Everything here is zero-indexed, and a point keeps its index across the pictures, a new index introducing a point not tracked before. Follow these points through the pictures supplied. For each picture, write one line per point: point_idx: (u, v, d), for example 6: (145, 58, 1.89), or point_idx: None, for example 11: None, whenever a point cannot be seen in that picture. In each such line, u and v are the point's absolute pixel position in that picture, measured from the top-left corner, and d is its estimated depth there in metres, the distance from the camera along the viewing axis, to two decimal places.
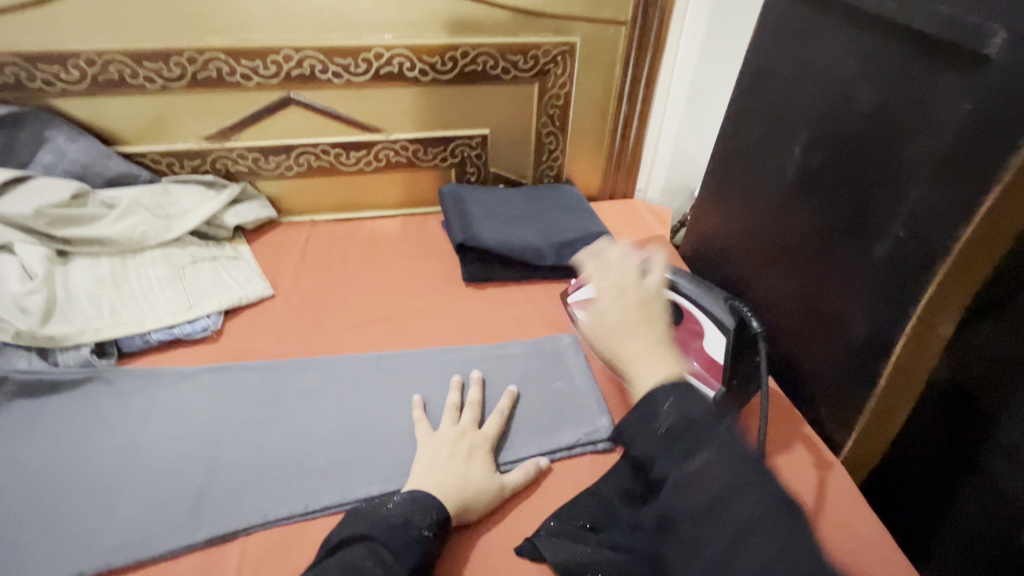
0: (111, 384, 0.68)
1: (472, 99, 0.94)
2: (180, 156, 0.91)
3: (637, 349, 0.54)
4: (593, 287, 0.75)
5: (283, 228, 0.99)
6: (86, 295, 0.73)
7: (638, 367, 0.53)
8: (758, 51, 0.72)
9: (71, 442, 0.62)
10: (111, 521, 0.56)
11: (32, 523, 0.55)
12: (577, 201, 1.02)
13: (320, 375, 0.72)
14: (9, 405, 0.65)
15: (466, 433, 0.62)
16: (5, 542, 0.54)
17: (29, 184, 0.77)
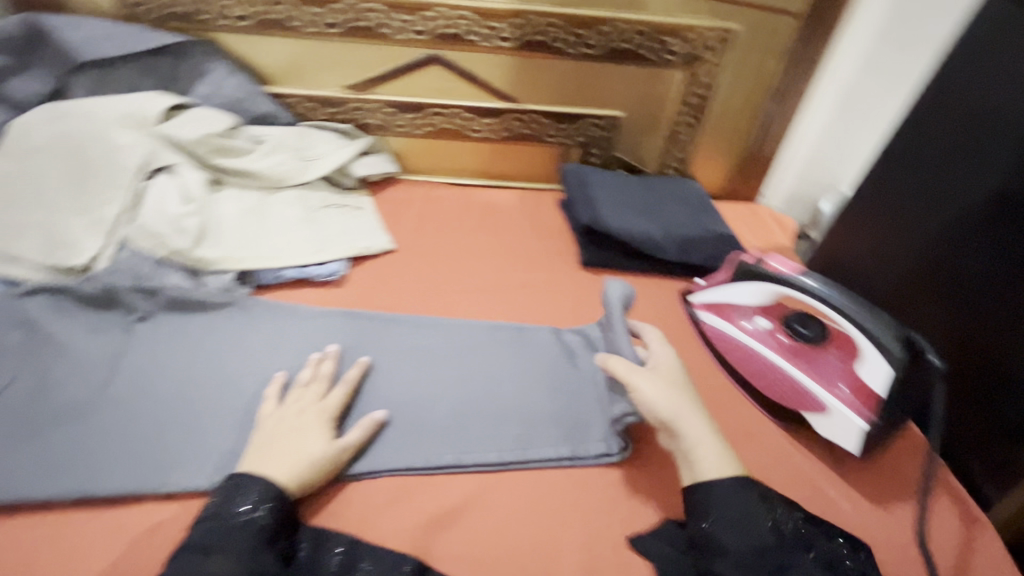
0: (246, 313, 0.71)
1: (612, 78, 0.91)
2: (320, 102, 0.93)
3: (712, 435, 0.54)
4: (726, 289, 0.71)
5: (402, 185, 1.00)
6: (232, 224, 0.76)
7: (710, 455, 0.53)
8: (949, 66, 0.66)
9: (212, 360, 0.66)
10: (245, 439, 0.60)
11: (178, 428, 0.60)
12: (699, 197, 0.98)
13: (437, 335, 0.72)
14: (158, 317, 0.69)
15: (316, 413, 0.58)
16: (156, 441, 0.59)
17: (192, 112, 0.81)
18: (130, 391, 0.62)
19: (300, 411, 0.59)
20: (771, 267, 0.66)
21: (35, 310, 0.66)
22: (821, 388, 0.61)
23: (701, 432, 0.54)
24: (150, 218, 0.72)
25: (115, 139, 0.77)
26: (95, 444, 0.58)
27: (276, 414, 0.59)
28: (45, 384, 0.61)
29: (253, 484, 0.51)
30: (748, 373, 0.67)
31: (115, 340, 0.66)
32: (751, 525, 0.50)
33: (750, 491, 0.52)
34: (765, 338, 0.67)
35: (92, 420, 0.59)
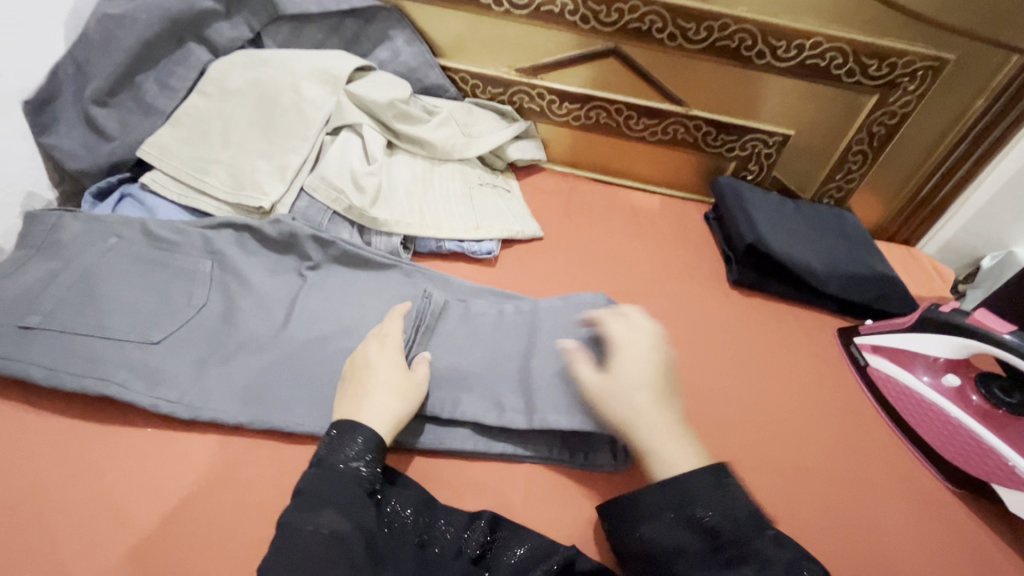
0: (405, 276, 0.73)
1: (794, 96, 0.86)
2: (486, 81, 0.93)
3: (650, 395, 0.52)
4: (912, 337, 0.67)
5: (547, 174, 1.00)
6: (402, 189, 0.78)
7: (634, 424, 0.51)
8: None
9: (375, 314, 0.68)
10: None
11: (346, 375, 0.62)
12: (858, 230, 0.92)
13: (559, 316, 0.66)
14: (327, 267, 0.71)
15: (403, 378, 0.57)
16: (327, 387, 0.61)
17: (374, 76, 0.84)
18: (303, 334, 0.65)
19: (629, 386, 0.52)
20: (983, 323, 0.61)
21: (222, 242, 0.71)
22: (1022, 458, 0.57)
23: (652, 395, 0.52)
24: (332, 172, 0.74)
25: (306, 92, 0.80)
26: (274, 379, 0.61)
27: (632, 393, 0.52)
28: (231, 313, 0.65)
29: (358, 435, 0.50)
30: (931, 431, 0.63)
31: (289, 281, 0.70)
32: (699, 518, 0.44)
33: (709, 475, 0.46)
34: (951, 395, 0.64)
35: (271, 356, 0.63)
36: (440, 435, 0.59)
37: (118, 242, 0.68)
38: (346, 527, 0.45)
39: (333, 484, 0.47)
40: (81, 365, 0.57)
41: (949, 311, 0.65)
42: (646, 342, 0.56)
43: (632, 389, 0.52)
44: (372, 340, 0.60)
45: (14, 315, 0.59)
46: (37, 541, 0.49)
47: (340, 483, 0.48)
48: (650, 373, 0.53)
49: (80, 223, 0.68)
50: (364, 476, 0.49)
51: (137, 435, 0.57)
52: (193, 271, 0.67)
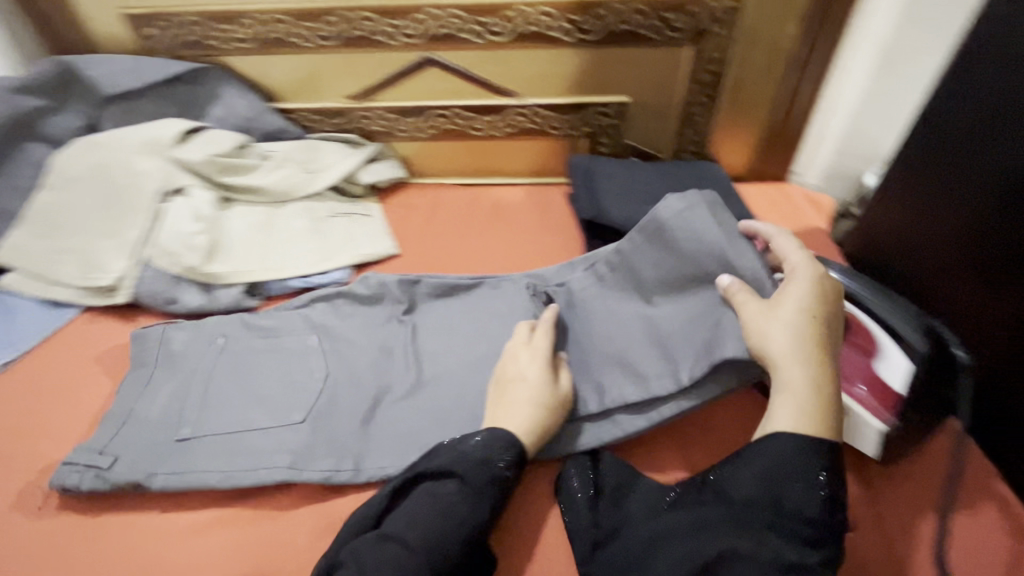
0: (498, 288, 0.76)
1: (613, 63, 0.87)
2: (326, 114, 0.95)
3: (779, 321, 0.55)
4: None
5: (411, 189, 1.00)
6: (240, 239, 0.80)
7: (780, 360, 0.54)
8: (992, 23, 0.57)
9: (471, 332, 0.73)
10: (286, 442, 0.65)
11: (218, 426, 0.66)
12: (718, 176, 0.93)
13: (648, 257, 0.67)
14: (422, 306, 0.77)
15: (520, 376, 0.63)
16: (198, 444, 0.65)
17: (204, 134, 0.86)
18: (178, 397, 0.68)
19: (792, 320, 0.55)
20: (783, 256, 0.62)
21: (318, 315, 0.76)
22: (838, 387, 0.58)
23: (788, 342, 0.54)
24: (166, 238, 0.76)
25: (137, 166, 0.82)
26: (153, 446, 0.65)
27: (797, 334, 0.54)
28: (154, 390, 0.69)
29: (501, 445, 0.57)
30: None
31: (461, 345, 0.72)
32: (788, 489, 0.50)
33: (803, 443, 0.51)
34: None
35: (148, 424, 0.66)
36: (592, 432, 0.64)
37: (226, 340, 0.72)
38: (479, 516, 0.54)
39: (477, 474, 0.55)
40: (223, 462, 0.63)
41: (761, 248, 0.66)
42: (804, 279, 0.57)
43: (790, 325, 0.54)
44: (522, 348, 0.66)
45: (167, 431, 0.66)
46: None
47: (482, 473, 0.55)
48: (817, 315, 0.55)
49: (185, 332, 0.73)
50: (506, 479, 0.56)
51: (250, 512, 0.63)
52: (301, 346, 0.73)
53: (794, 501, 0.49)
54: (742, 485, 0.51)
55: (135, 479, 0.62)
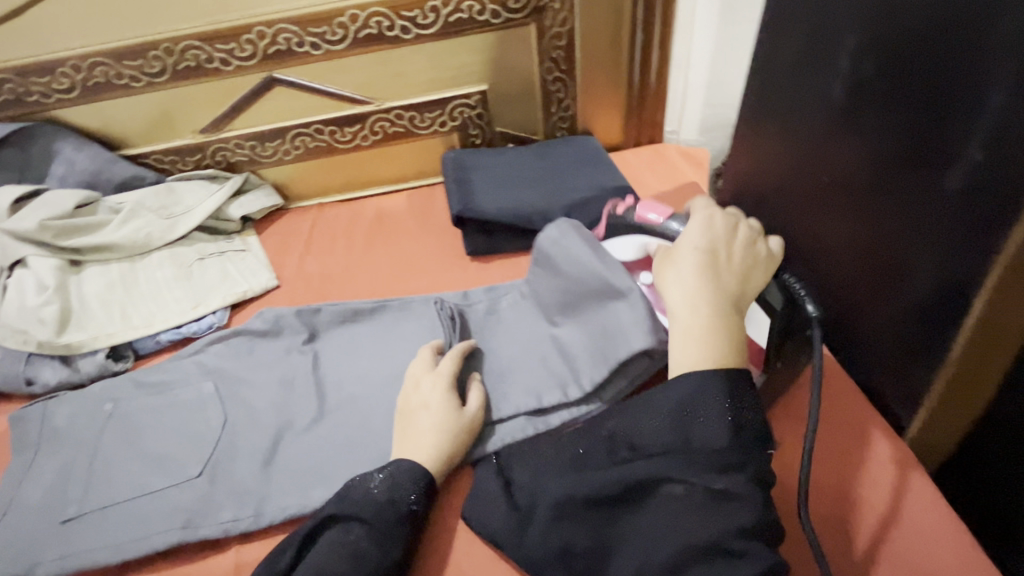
0: (403, 311, 0.73)
1: (462, 53, 0.85)
2: (181, 153, 0.91)
3: (684, 259, 0.54)
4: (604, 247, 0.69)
5: (289, 215, 0.97)
6: (98, 301, 0.75)
7: (673, 293, 0.53)
8: None
9: (377, 354, 0.68)
10: (160, 499, 0.57)
11: (79, 492, 0.58)
12: (594, 149, 0.93)
13: (548, 281, 0.67)
14: (326, 332, 0.73)
15: (421, 379, 0.60)
16: (58, 519, 0.56)
17: (42, 197, 0.79)
18: (43, 473, 0.60)
19: (685, 252, 0.54)
20: (646, 219, 0.65)
21: (214, 360, 0.71)
22: None
23: (687, 274, 0.53)
24: (12, 316, 0.70)
25: None
26: (8, 532, 0.56)
27: (696, 261, 0.53)
28: (25, 472, 0.61)
29: (406, 485, 0.52)
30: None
31: (363, 368, 0.67)
32: (702, 423, 0.46)
33: (722, 380, 0.47)
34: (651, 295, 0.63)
35: (6, 511, 0.58)
36: (506, 432, 0.60)
37: (115, 405, 0.66)
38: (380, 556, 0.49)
39: (382, 511, 0.51)
40: (116, 535, 0.54)
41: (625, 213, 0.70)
42: (709, 217, 0.58)
43: (694, 252, 0.54)
44: (424, 372, 0.61)
45: (52, 513, 0.56)
46: None
47: (391, 511, 0.51)
48: (713, 247, 0.55)
49: (69, 404, 0.67)
50: (414, 515, 0.52)
51: None
52: (197, 397, 0.66)
53: (706, 438, 0.45)
54: (657, 435, 0.48)
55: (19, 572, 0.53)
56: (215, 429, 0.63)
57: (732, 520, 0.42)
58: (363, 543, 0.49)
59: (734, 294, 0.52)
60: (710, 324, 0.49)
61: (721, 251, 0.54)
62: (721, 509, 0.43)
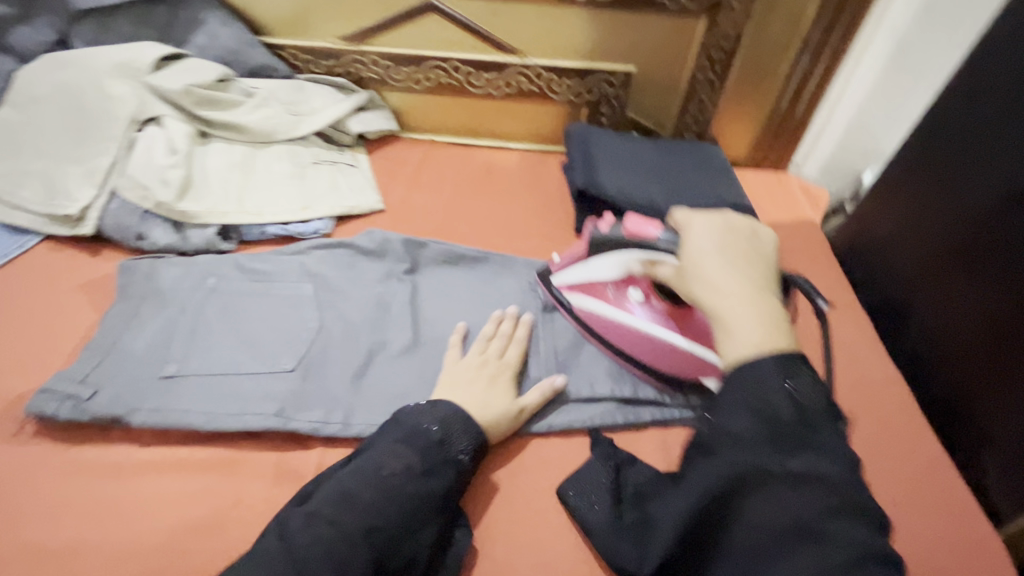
0: (502, 268, 0.74)
1: (623, 29, 0.83)
2: (317, 54, 0.90)
3: (702, 258, 0.49)
4: (587, 265, 0.65)
5: (400, 144, 0.96)
6: (217, 177, 0.75)
7: (713, 300, 0.46)
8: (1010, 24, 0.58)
9: (475, 303, 0.69)
10: (253, 383, 0.58)
11: (178, 353, 0.60)
12: (719, 160, 0.91)
13: None
14: (426, 267, 0.73)
15: (488, 361, 0.61)
16: (154, 374, 0.58)
17: (184, 63, 0.80)
18: (144, 327, 0.62)
19: (697, 254, 0.50)
20: (639, 233, 0.59)
21: (316, 264, 0.72)
22: (705, 353, 0.59)
23: (715, 268, 0.48)
24: (139, 169, 0.72)
25: (109, 90, 0.77)
26: (106, 371, 0.57)
27: (712, 256, 0.49)
28: (130, 318, 0.63)
29: (461, 430, 0.53)
30: (618, 339, 0.64)
31: (458, 312, 0.68)
32: (770, 398, 0.39)
33: (780, 354, 0.41)
34: (643, 313, 0.62)
35: (106, 351, 0.59)
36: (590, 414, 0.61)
37: (217, 281, 0.68)
38: (421, 488, 0.49)
39: (428, 449, 0.51)
40: (210, 404, 0.56)
41: (609, 230, 0.63)
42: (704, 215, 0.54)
43: (705, 253, 0.49)
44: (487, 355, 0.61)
45: (150, 366, 0.58)
46: None
47: (438, 452, 0.51)
48: (726, 243, 0.50)
49: (175, 268, 0.68)
50: (459, 463, 0.52)
51: (233, 456, 0.55)
52: (297, 296, 0.68)
53: (777, 403, 0.39)
54: (729, 420, 0.40)
55: (115, 413, 0.54)
56: (310, 329, 0.64)
57: (825, 505, 0.36)
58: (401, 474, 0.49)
59: (762, 278, 0.48)
60: (756, 309, 0.44)
61: (728, 238, 0.51)
62: (806, 492, 0.37)
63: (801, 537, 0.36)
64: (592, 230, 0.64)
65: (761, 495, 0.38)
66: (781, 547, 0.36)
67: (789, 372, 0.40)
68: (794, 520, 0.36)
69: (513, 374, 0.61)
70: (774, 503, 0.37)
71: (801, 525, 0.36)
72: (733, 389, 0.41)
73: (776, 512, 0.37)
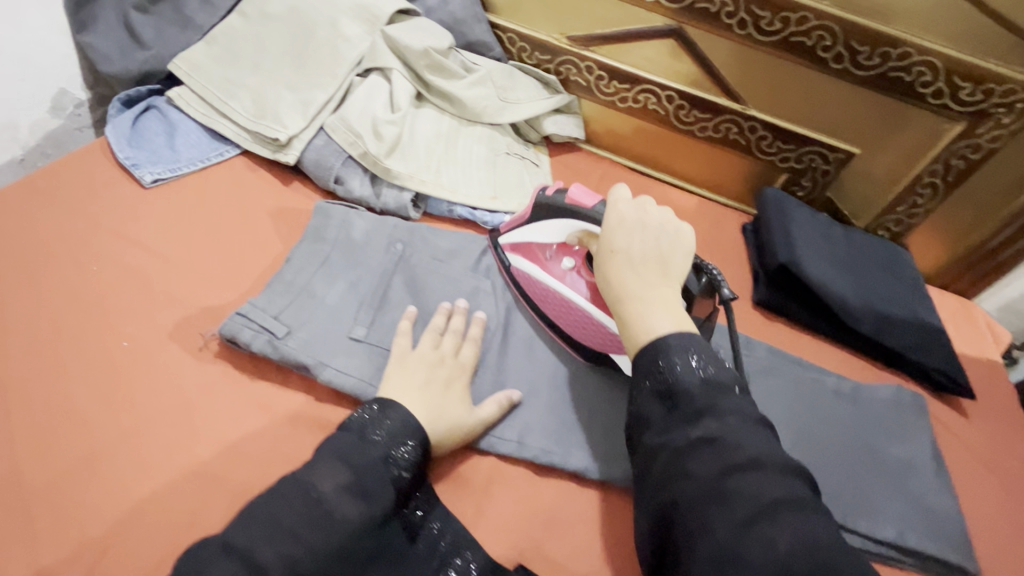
0: None
1: (867, 110, 0.77)
2: (535, 45, 0.88)
3: (602, 251, 0.52)
4: (528, 229, 0.63)
5: (582, 155, 0.93)
6: (423, 142, 0.74)
7: (622, 298, 0.49)
8: None
9: None
10: None
11: (365, 315, 0.58)
12: (913, 270, 0.82)
13: (880, 409, 0.65)
14: None
15: (444, 359, 0.56)
16: (340, 329, 0.57)
17: (417, 20, 0.79)
18: (333, 279, 0.60)
19: (607, 247, 0.52)
20: (575, 199, 0.58)
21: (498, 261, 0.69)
22: (598, 315, 0.59)
23: (625, 269, 0.50)
24: (354, 115, 0.72)
25: (344, 29, 0.76)
26: (296, 314, 0.56)
27: (623, 252, 0.51)
28: (324, 263, 0.62)
29: (405, 441, 0.48)
30: (541, 301, 0.63)
31: None
32: (674, 371, 0.44)
33: (687, 341, 0.45)
34: (574, 281, 0.61)
35: (297, 295, 0.58)
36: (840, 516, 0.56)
37: (404, 250, 0.65)
38: (356, 516, 0.43)
39: (367, 461, 0.45)
40: (392, 387, 0.52)
41: (553, 194, 0.61)
42: (610, 197, 0.55)
43: (607, 244, 0.52)
44: (452, 368, 0.55)
45: (340, 322, 0.57)
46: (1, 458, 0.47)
47: (381, 467, 0.45)
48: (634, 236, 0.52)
49: (367, 223, 0.66)
50: (402, 482, 0.47)
51: None
52: (478, 290, 0.65)
53: (686, 377, 0.43)
54: (647, 408, 0.44)
55: (306, 361, 0.53)
56: (490, 329, 0.62)
57: (728, 464, 0.39)
58: (333, 496, 0.43)
59: (676, 280, 0.50)
60: (658, 303, 0.48)
61: (651, 239, 0.52)
62: (710, 455, 0.39)
63: (739, 489, 0.38)
64: (537, 192, 0.62)
65: (701, 457, 0.39)
66: (704, 511, 0.37)
67: (684, 337, 0.45)
68: (724, 467, 0.39)
69: (466, 379, 0.56)
70: (709, 460, 0.39)
71: (730, 470, 0.38)
72: (642, 376, 0.45)
73: (712, 471, 0.39)
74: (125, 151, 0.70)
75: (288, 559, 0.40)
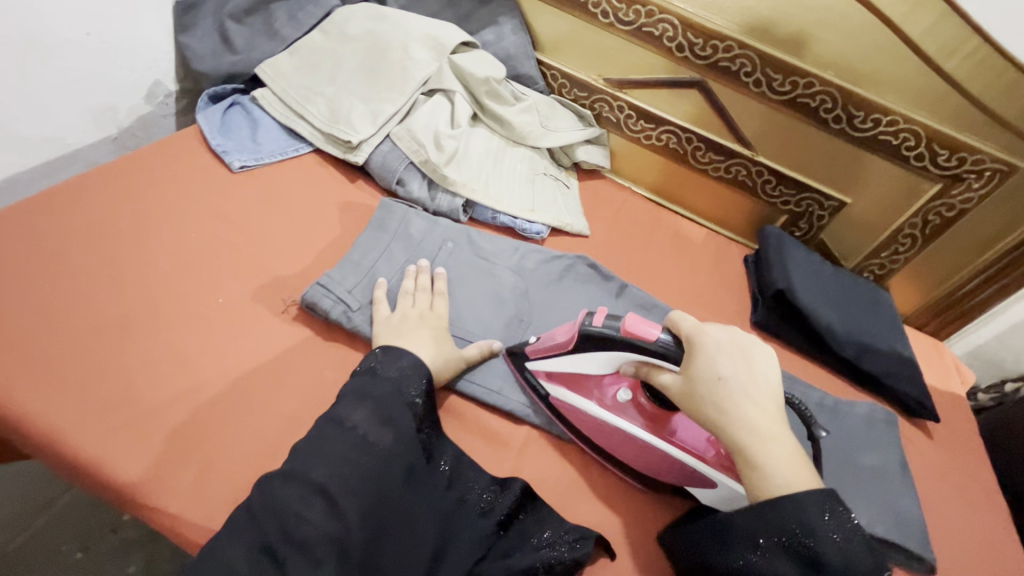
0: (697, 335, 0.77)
1: (858, 166, 0.89)
2: (574, 83, 1.00)
3: (712, 392, 0.50)
4: (572, 357, 0.61)
5: (607, 182, 1.04)
6: (475, 157, 0.85)
7: (748, 446, 0.49)
8: None
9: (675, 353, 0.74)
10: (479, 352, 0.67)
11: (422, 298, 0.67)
12: (891, 308, 0.92)
13: (857, 422, 0.74)
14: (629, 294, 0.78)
15: (424, 313, 0.64)
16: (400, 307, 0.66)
17: (476, 52, 0.90)
18: (394, 266, 0.70)
19: (715, 386, 0.50)
20: (636, 332, 0.55)
21: (531, 263, 0.78)
22: (663, 446, 0.59)
23: (744, 414, 0.49)
24: (419, 127, 0.82)
25: (413, 53, 0.88)
26: (365, 290, 0.66)
27: (733, 389, 0.50)
28: (388, 251, 0.71)
29: (414, 376, 0.57)
30: (598, 435, 0.61)
31: None
32: (821, 546, 0.46)
33: (820, 497, 0.47)
34: (629, 414, 0.61)
35: (365, 275, 0.67)
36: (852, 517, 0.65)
37: (453, 247, 0.75)
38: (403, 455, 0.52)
39: (384, 393, 0.55)
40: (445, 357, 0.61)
41: (602, 323, 0.58)
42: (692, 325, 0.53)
43: (717, 382, 0.50)
44: (431, 320, 0.64)
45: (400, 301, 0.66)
46: (116, 384, 0.55)
47: (397, 398, 0.55)
48: (735, 369, 0.51)
49: (424, 222, 0.76)
50: (416, 407, 0.56)
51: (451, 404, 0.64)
52: (516, 287, 0.74)
53: (831, 551, 0.46)
54: (779, 567, 0.47)
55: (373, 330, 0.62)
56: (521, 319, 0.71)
57: None
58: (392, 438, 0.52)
59: (778, 403, 0.51)
60: (784, 451, 0.49)
61: (748, 367, 0.51)
62: None
63: None
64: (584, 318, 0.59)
65: None
66: None
67: (826, 504, 0.47)
68: None
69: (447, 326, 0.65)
70: None
71: None
72: (782, 537, 0.47)
73: None
74: (217, 139, 0.79)
75: (341, 476, 0.49)
